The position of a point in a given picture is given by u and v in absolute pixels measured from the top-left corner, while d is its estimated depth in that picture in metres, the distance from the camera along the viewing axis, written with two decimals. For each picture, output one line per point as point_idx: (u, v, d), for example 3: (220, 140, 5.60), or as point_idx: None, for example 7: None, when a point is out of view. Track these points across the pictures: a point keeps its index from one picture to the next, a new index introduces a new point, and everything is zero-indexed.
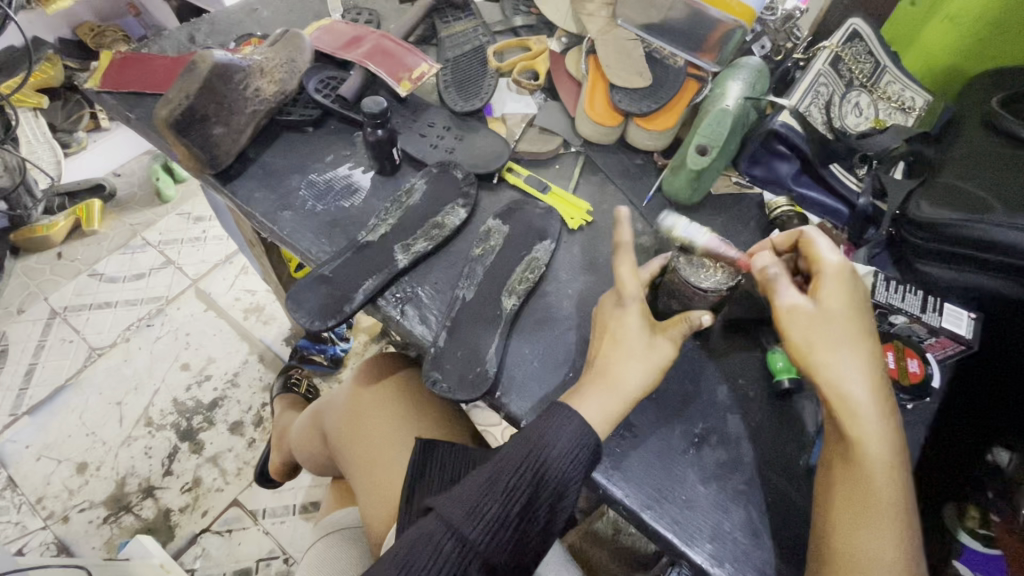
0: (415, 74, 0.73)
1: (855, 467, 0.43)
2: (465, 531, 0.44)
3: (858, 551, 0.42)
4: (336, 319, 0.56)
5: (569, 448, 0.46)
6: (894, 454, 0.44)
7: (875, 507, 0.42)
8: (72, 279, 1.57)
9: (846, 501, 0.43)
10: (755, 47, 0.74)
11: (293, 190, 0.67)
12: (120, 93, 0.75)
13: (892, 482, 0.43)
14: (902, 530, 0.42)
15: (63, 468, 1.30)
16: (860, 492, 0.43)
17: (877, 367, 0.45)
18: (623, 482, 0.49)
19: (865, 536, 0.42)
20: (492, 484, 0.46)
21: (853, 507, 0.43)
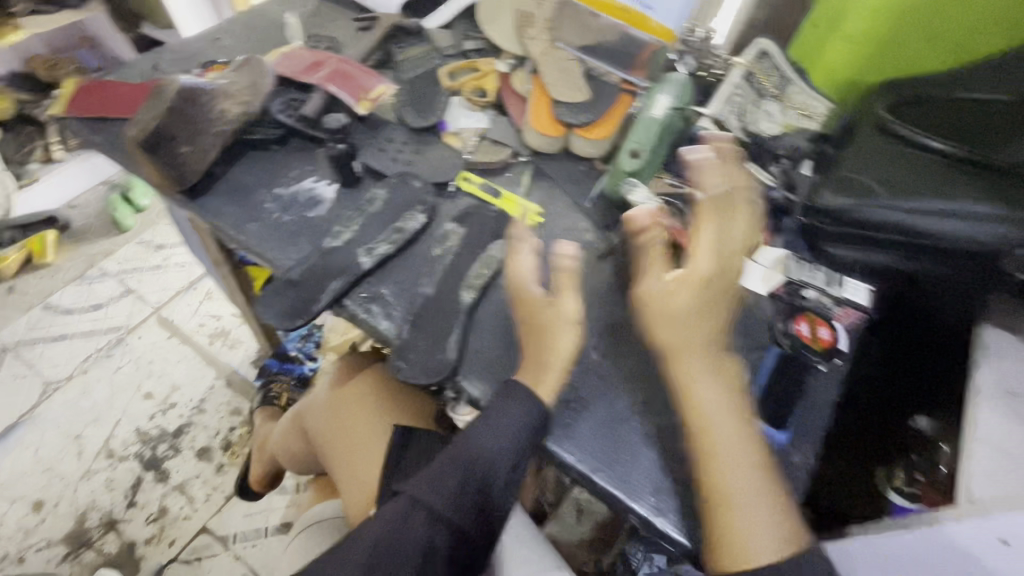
0: (373, 94, 0.78)
1: (694, 423, 0.51)
2: (429, 520, 0.48)
3: (723, 493, 0.48)
4: (303, 319, 0.60)
5: (514, 429, 0.51)
6: (735, 410, 0.51)
7: (721, 454, 0.49)
8: (26, 314, 1.54)
9: (694, 454, 0.50)
10: (681, 65, 0.79)
11: (260, 204, 0.70)
12: (84, 119, 0.77)
13: (737, 440, 0.50)
14: (755, 470, 0.49)
15: (18, 507, 1.25)
16: (710, 441, 0.50)
17: (719, 339, 0.54)
18: (576, 447, 0.54)
19: (733, 480, 0.48)
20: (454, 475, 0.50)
21: (710, 457, 0.49)
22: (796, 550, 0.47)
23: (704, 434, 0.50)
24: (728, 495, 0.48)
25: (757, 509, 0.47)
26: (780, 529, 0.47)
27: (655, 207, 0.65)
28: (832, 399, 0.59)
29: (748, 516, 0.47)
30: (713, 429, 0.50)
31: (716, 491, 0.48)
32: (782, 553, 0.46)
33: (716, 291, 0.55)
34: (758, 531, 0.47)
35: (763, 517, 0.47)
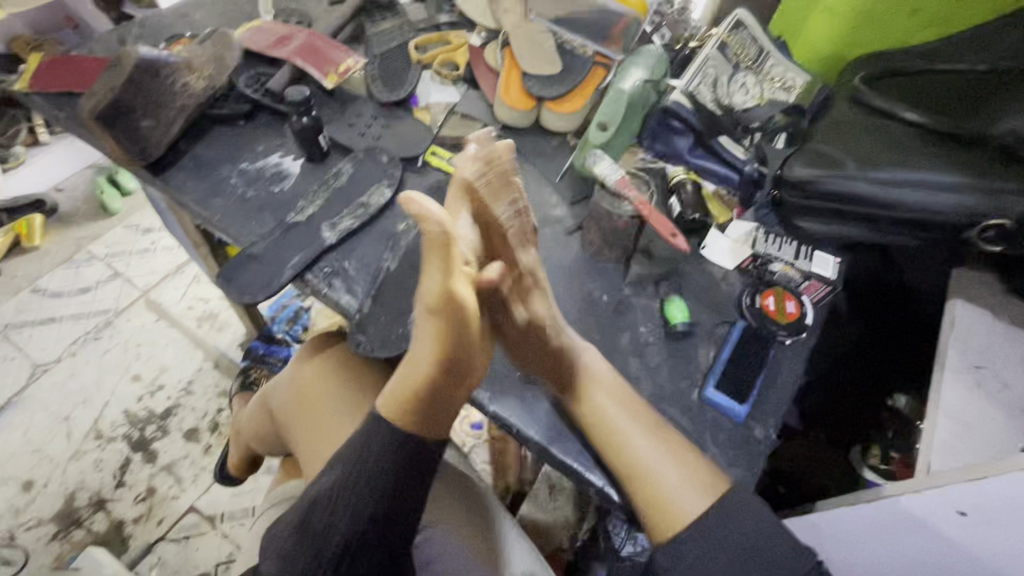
0: (341, 67, 0.77)
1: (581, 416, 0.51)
2: (312, 550, 0.48)
3: (639, 469, 0.49)
4: (265, 295, 0.60)
5: (387, 460, 0.46)
6: (602, 391, 0.52)
7: (620, 434, 0.50)
8: (14, 297, 1.54)
9: (602, 444, 0.51)
10: (657, 36, 0.81)
11: (224, 179, 0.70)
12: (48, 94, 0.76)
13: (627, 417, 0.51)
14: (657, 435, 0.50)
15: (8, 487, 1.26)
16: (602, 426, 0.51)
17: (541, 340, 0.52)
18: (504, 404, 0.54)
19: (636, 452, 0.49)
20: (334, 512, 0.47)
21: (613, 439, 0.50)
22: (717, 497, 0.48)
23: (596, 411, 0.51)
24: (637, 468, 0.49)
25: (674, 469, 0.49)
26: (697, 479, 0.48)
27: (621, 176, 0.61)
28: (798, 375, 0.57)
29: (673, 479, 0.48)
30: (601, 404, 0.51)
31: (627, 465, 0.49)
32: (707, 501, 0.47)
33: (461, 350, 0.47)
34: (679, 493, 0.48)
35: (677, 478, 0.48)
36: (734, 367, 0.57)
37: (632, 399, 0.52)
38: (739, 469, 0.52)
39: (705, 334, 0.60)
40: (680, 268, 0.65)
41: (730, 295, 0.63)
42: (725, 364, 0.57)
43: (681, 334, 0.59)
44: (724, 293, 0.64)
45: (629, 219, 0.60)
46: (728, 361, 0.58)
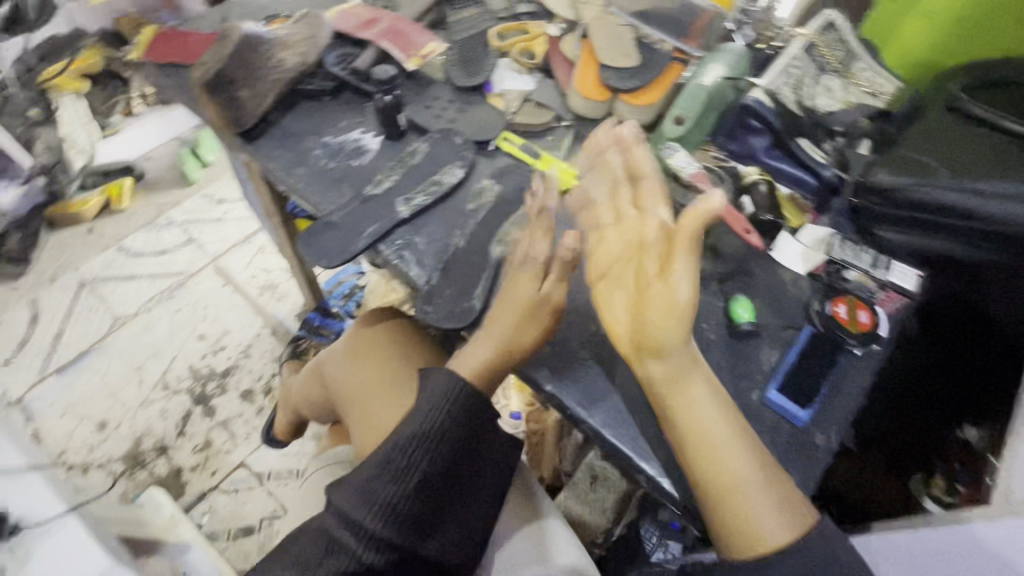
0: (424, 51, 0.80)
1: (671, 411, 0.50)
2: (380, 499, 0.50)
3: (724, 482, 0.47)
4: (341, 259, 0.63)
5: (453, 414, 0.53)
6: (709, 395, 0.50)
7: (716, 442, 0.48)
8: (100, 253, 1.65)
9: (689, 449, 0.49)
10: (738, 36, 0.80)
11: (308, 151, 0.74)
12: (158, 63, 0.83)
13: (723, 426, 0.49)
14: (752, 453, 0.49)
15: (85, 425, 1.38)
16: (698, 429, 0.49)
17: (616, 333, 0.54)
18: (561, 385, 0.57)
19: (728, 465, 0.48)
20: (402, 476, 0.51)
21: (705, 446, 0.49)
22: (802, 531, 0.46)
23: (686, 413, 0.50)
24: (720, 483, 0.47)
25: (760, 493, 0.47)
26: (784, 508, 0.47)
27: (697, 170, 0.64)
28: (866, 388, 0.55)
29: (759, 501, 0.46)
30: (697, 410, 0.49)
31: (712, 476, 0.48)
32: (793, 533, 0.46)
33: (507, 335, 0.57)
34: (762, 516, 0.46)
35: (762, 498, 0.47)
36: (799, 373, 0.56)
37: (722, 405, 0.51)
38: (796, 474, 0.51)
39: (769, 336, 0.59)
40: (747, 268, 0.64)
41: (799, 299, 0.62)
42: (789, 369, 0.56)
43: (744, 333, 0.59)
44: (792, 295, 0.62)
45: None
46: (792, 366, 0.56)
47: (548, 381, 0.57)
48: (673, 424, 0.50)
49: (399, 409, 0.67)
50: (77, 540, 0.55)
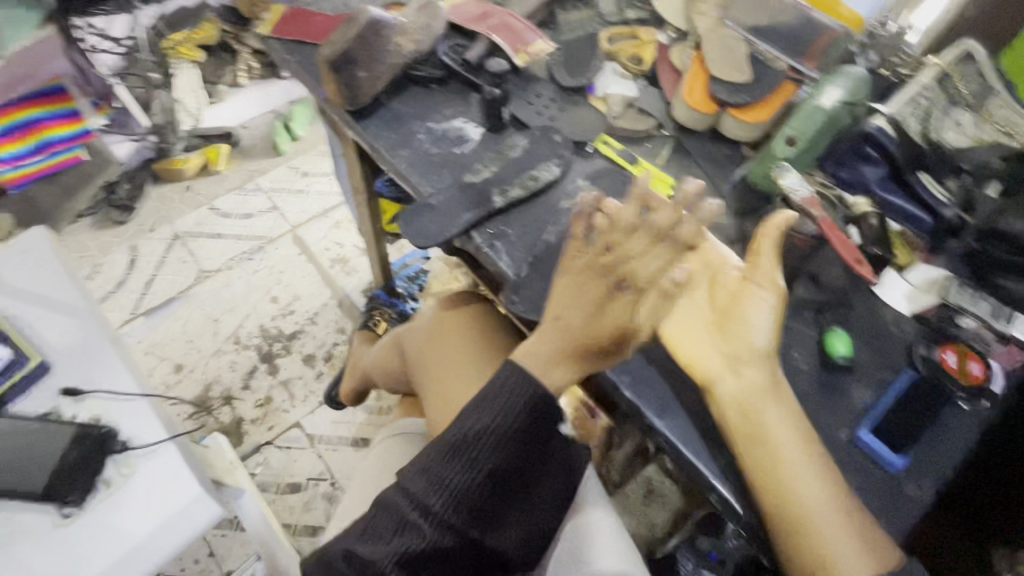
0: (532, 49, 0.81)
1: (740, 432, 0.50)
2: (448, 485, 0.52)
3: (798, 513, 0.47)
4: (437, 241, 0.66)
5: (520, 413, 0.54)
6: (789, 423, 0.50)
7: (790, 470, 0.48)
8: (195, 210, 1.76)
9: (755, 473, 0.49)
10: (861, 59, 0.75)
11: (413, 134, 0.77)
12: (284, 40, 0.88)
13: (801, 455, 0.48)
14: (831, 486, 0.48)
15: (164, 365, 1.49)
16: (767, 456, 0.49)
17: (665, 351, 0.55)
18: (640, 394, 0.57)
19: (803, 495, 0.47)
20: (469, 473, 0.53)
21: (774, 474, 0.48)
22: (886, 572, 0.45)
23: (760, 431, 0.49)
24: (799, 513, 0.47)
25: (837, 528, 0.46)
26: (864, 546, 0.45)
27: (811, 195, 0.60)
28: (970, 444, 0.52)
29: (838, 539, 0.46)
30: (774, 431, 0.49)
31: (790, 506, 0.47)
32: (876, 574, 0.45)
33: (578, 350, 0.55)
34: (839, 551, 0.45)
35: (841, 531, 0.46)
36: (894, 418, 0.53)
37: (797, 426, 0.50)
38: (883, 522, 0.49)
39: (867, 375, 0.56)
40: (847, 300, 0.61)
41: (901, 340, 0.58)
42: (884, 412, 0.54)
43: (837, 367, 0.56)
44: (894, 336, 0.59)
45: (809, 238, 0.62)
46: (887, 409, 0.54)
47: (627, 389, 0.57)
48: (744, 442, 0.50)
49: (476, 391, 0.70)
50: (176, 468, 0.60)
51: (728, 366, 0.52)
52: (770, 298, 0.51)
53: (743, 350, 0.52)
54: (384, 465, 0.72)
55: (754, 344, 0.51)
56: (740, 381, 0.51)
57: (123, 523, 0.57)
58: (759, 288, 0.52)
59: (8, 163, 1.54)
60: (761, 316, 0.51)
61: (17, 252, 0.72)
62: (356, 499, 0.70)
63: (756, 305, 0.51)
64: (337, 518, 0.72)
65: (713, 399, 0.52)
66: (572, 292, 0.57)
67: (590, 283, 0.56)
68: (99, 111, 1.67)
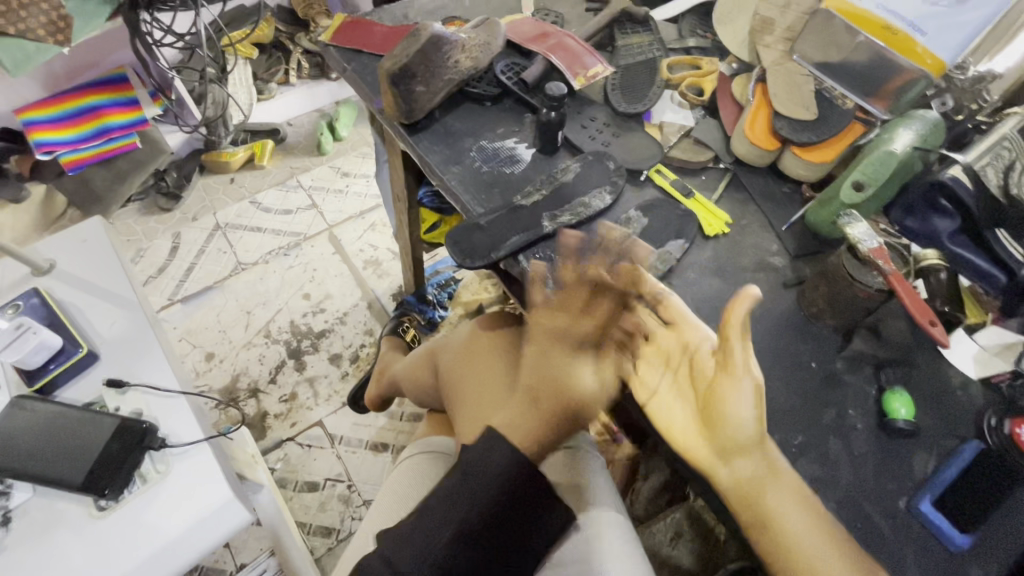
0: (590, 72, 0.80)
1: (746, 517, 0.48)
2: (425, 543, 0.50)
3: None
4: (482, 261, 0.65)
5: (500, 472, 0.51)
6: (800, 503, 0.47)
7: (803, 547, 0.45)
8: (237, 202, 1.79)
9: (770, 557, 0.46)
10: (934, 103, 0.71)
11: (465, 151, 0.76)
12: (344, 48, 0.89)
13: (812, 532, 0.45)
14: (851, 560, 0.44)
15: (195, 353, 1.50)
16: (770, 534, 0.46)
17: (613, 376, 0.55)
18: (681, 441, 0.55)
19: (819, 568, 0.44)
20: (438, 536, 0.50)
21: (785, 559, 0.45)
22: None
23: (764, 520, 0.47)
24: None
25: None
26: None
27: (879, 245, 0.55)
28: None
29: None
30: (785, 521, 0.46)
31: None
32: None
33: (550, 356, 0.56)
34: None
35: None
36: (959, 491, 0.51)
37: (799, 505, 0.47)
38: None
39: (930, 441, 0.53)
40: (909, 357, 0.58)
41: (967, 407, 0.55)
42: (949, 483, 0.51)
43: (900, 431, 0.53)
44: (960, 402, 0.56)
45: (876, 292, 0.54)
46: (952, 480, 0.51)
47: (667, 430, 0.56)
48: (752, 525, 0.47)
49: None
50: (210, 468, 0.60)
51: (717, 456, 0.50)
52: (748, 385, 0.49)
53: (728, 440, 0.49)
54: (415, 482, 0.74)
55: (740, 435, 0.49)
56: (734, 471, 0.49)
57: (154, 521, 0.58)
58: (737, 379, 0.49)
59: (70, 146, 1.54)
60: (742, 407, 0.49)
61: (75, 241, 0.74)
62: (384, 513, 0.72)
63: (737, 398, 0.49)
64: (363, 529, 0.73)
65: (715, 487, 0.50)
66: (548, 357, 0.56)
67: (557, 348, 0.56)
68: (155, 101, 1.64)
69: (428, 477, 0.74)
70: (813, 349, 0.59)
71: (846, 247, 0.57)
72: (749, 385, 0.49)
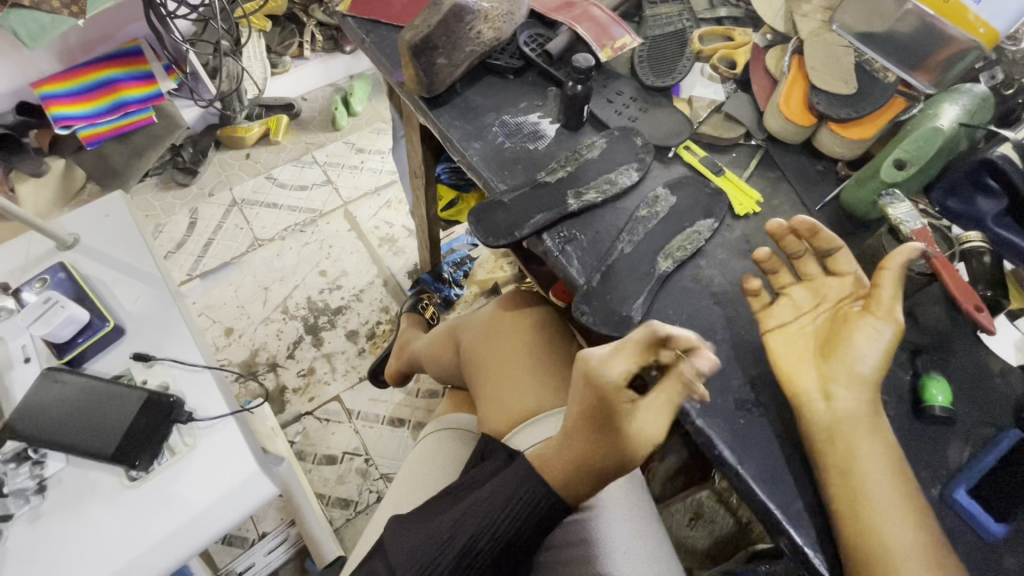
0: (617, 43, 0.77)
1: (836, 442, 0.49)
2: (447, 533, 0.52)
3: (878, 542, 0.45)
4: (506, 240, 0.64)
5: (526, 491, 0.52)
6: (885, 467, 0.48)
7: (872, 497, 0.47)
8: (253, 178, 1.79)
9: (839, 488, 0.48)
10: (982, 77, 0.68)
11: (487, 126, 0.74)
12: (361, 19, 0.87)
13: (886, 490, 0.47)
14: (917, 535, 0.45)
15: (215, 328, 1.52)
16: (852, 479, 0.48)
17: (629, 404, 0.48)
18: (710, 421, 0.54)
19: (890, 533, 0.45)
20: (452, 534, 0.52)
21: (847, 485, 0.48)
22: None
23: (850, 462, 0.48)
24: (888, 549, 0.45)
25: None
26: None
27: (922, 226, 0.54)
28: None
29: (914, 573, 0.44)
30: (864, 463, 0.48)
31: (847, 504, 0.47)
32: None
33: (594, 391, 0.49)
34: None
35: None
36: (996, 479, 0.50)
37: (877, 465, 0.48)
38: None
39: (965, 428, 0.53)
40: (948, 344, 0.57)
41: (1007, 395, 0.54)
42: (985, 472, 0.50)
43: (935, 417, 0.52)
44: (999, 390, 0.54)
45: (918, 275, 0.57)
46: (988, 470, 0.50)
47: (699, 416, 0.54)
48: (847, 473, 0.48)
49: (532, 397, 0.73)
50: (236, 442, 0.61)
51: (821, 388, 0.51)
52: (886, 333, 0.50)
53: (847, 374, 0.50)
54: (438, 460, 0.74)
55: (858, 369, 0.50)
56: (833, 407, 0.50)
57: (185, 493, 0.59)
58: (875, 320, 0.51)
59: (85, 120, 1.52)
60: (869, 349, 0.50)
61: (97, 216, 0.74)
62: (408, 489, 0.72)
63: (865, 337, 0.51)
64: (385, 506, 0.74)
65: (801, 419, 0.51)
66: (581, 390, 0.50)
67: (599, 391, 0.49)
68: (170, 75, 1.64)
69: (451, 454, 0.76)
70: None
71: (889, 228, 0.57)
72: (886, 333, 0.50)
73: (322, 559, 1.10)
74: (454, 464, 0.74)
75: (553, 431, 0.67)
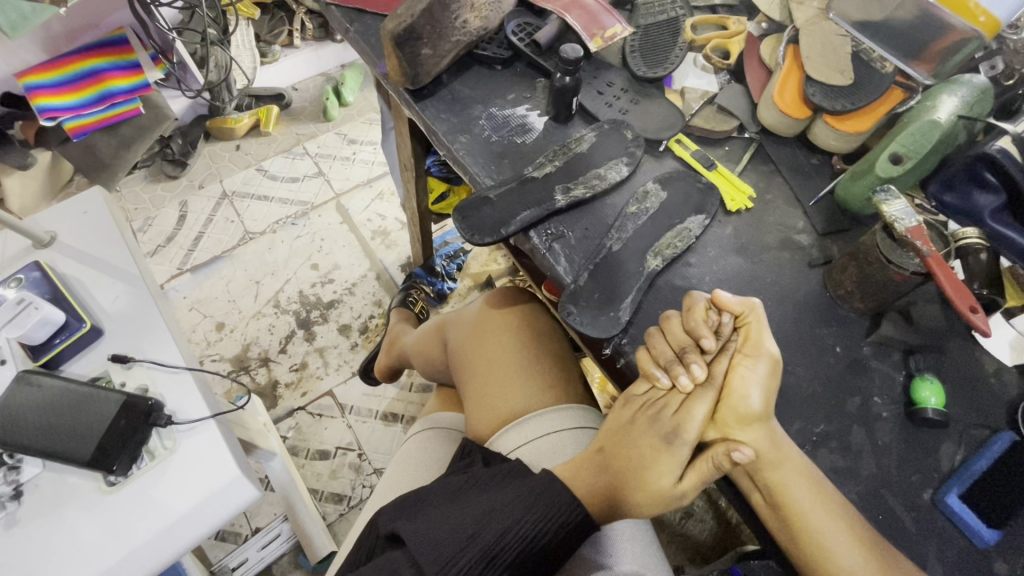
0: (608, 32, 0.74)
1: (752, 467, 0.49)
2: (466, 534, 0.48)
3: (816, 548, 0.47)
4: (492, 238, 0.62)
5: (552, 505, 0.50)
6: (812, 485, 0.48)
7: (805, 511, 0.47)
8: (243, 170, 1.76)
9: (773, 509, 0.49)
10: (982, 67, 0.66)
11: (474, 119, 0.72)
12: (344, 7, 0.84)
13: (816, 502, 0.47)
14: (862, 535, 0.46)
15: (206, 323, 1.50)
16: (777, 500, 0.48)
17: (659, 462, 0.51)
18: None
19: (826, 540, 0.46)
20: (473, 534, 0.48)
21: (774, 505, 0.49)
22: None
23: (769, 484, 0.49)
24: (824, 553, 0.46)
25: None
26: None
27: (918, 224, 0.51)
28: None
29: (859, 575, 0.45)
30: (786, 487, 0.48)
31: (783, 519, 0.48)
32: None
33: (618, 443, 0.54)
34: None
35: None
36: (988, 483, 0.49)
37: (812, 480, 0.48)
38: None
39: (959, 430, 0.52)
40: (942, 343, 0.56)
41: (1000, 396, 0.54)
42: (978, 474, 0.49)
43: (928, 419, 0.51)
44: (993, 391, 0.54)
45: (910, 275, 0.51)
46: (981, 473, 0.49)
47: None
48: (772, 496, 0.49)
49: (520, 398, 0.72)
50: (222, 459, 0.60)
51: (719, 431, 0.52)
52: (761, 368, 0.50)
53: (737, 414, 0.50)
54: (424, 461, 0.73)
55: (745, 408, 0.50)
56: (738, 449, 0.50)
57: (162, 498, 0.58)
58: (749, 358, 0.51)
59: (71, 112, 1.48)
60: (750, 388, 0.50)
61: (72, 213, 0.72)
62: (393, 489, 0.71)
63: (747, 375, 0.50)
64: (370, 507, 0.73)
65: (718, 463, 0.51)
66: (619, 446, 0.54)
67: (643, 438, 0.53)
68: (157, 65, 1.60)
69: (438, 453, 0.74)
70: (838, 335, 0.57)
71: (881, 226, 0.53)
72: (763, 365, 0.50)
73: (315, 553, 1.10)
74: (439, 464, 0.73)
75: (541, 433, 0.66)
